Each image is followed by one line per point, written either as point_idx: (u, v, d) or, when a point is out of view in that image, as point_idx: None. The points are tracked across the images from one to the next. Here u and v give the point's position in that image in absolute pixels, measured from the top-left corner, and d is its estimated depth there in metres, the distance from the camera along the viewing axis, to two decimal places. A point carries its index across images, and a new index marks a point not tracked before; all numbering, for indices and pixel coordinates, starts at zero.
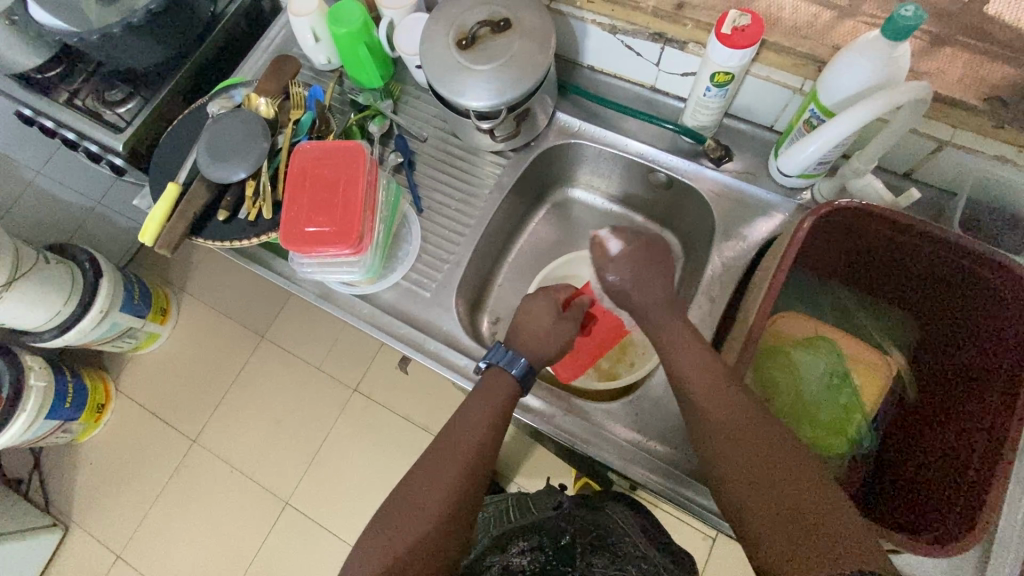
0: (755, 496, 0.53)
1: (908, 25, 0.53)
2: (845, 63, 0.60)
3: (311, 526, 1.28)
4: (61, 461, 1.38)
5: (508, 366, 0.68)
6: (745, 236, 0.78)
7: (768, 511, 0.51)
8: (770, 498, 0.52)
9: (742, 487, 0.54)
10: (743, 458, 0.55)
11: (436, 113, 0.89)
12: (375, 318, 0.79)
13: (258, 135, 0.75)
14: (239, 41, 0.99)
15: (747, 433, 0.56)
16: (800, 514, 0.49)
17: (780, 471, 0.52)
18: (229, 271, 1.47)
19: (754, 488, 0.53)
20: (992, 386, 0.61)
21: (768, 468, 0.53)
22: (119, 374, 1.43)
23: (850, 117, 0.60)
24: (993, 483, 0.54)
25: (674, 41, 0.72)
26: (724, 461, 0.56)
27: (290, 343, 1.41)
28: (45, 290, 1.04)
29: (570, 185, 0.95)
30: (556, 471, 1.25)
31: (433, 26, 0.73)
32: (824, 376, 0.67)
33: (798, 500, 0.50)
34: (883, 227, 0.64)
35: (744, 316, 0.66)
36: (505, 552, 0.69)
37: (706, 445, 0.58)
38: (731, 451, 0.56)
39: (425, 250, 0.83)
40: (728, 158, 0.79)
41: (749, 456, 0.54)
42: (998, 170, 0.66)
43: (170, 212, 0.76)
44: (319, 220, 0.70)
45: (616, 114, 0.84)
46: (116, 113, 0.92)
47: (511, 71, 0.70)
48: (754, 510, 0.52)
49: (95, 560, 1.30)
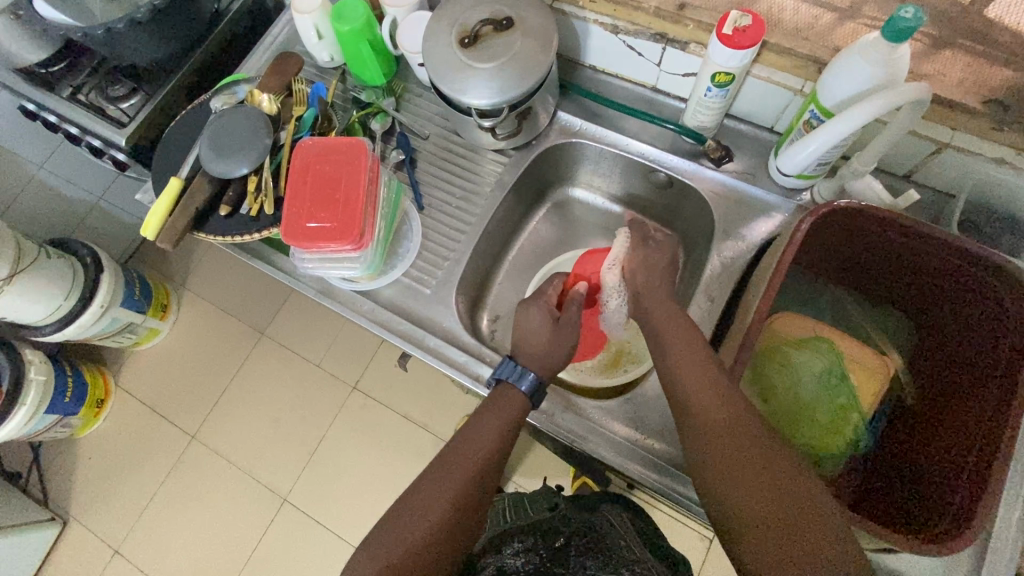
0: (741, 493, 0.52)
1: (907, 26, 0.53)
2: (845, 64, 0.60)
3: (309, 524, 1.28)
4: (59, 456, 1.38)
5: (517, 382, 0.68)
6: (744, 236, 0.78)
7: (753, 510, 0.51)
8: (754, 496, 0.51)
9: (728, 485, 0.54)
10: (727, 454, 0.55)
11: (437, 111, 0.89)
12: (375, 314, 0.79)
13: (261, 130, 0.75)
14: (243, 38, 1.00)
15: (734, 428, 0.56)
16: (790, 515, 0.49)
17: (763, 469, 0.52)
18: (230, 267, 1.48)
19: (739, 486, 0.53)
20: (988, 389, 0.61)
21: (755, 466, 0.53)
22: (119, 369, 1.43)
23: (849, 118, 0.60)
24: (988, 483, 0.54)
25: (675, 42, 0.73)
26: (709, 456, 0.56)
27: (290, 340, 1.41)
28: (46, 284, 1.05)
29: (570, 185, 0.96)
30: (554, 470, 1.25)
31: (436, 24, 0.74)
32: (821, 375, 0.68)
33: (781, 496, 0.50)
34: (882, 227, 0.65)
35: (742, 315, 0.67)
36: (500, 552, 0.69)
37: (692, 442, 0.58)
38: (716, 448, 0.56)
39: (426, 247, 0.83)
40: (729, 158, 0.80)
41: (733, 452, 0.54)
42: (997, 172, 0.66)
43: (172, 206, 0.76)
44: (320, 216, 0.70)
45: (617, 113, 0.85)
46: (120, 107, 0.93)
47: (512, 70, 0.70)
48: (740, 507, 0.52)
49: (92, 554, 1.30)
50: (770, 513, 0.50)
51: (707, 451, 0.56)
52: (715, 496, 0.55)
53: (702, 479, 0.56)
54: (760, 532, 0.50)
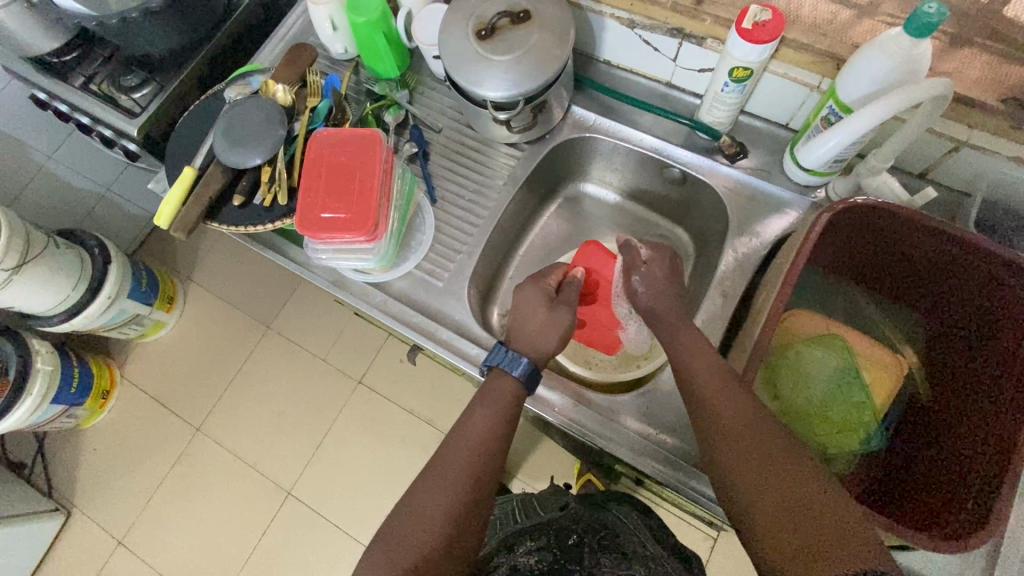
0: (761, 489, 0.52)
1: (931, 21, 0.53)
2: (865, 60, 0.60)
3: (313, 517, 1.28)
4: (63, 448, 1.38)
5: (510, 370, 0.67)
6: (758, 232, 0.78)
7: (770, 504, 0.51)
8: (778, 503, 0.50)
9: (745, 479, 0.53)
10: (749, 457, 0.54)
11: (450, 105, 0.89)
12: (387, 307, 0.79)
13: (276, 121, 0.75)
14: (256, 30, 1.00)
15: (756, 431, 0.55)
16: (808, 509, 0.49)
17: (789, 475, 0.51)
18: (237, 260, 1.48)
19: (763, 490, 0.52)
20: (1005, 386, 0.61)
21: (776, 471, 0.52)
22: (125, 361, 1.43)
23: (868, 113, 0.60)
24: (1005, 481, 0.54)
25: (692, 36, 0.72)
26: (730, 459, 0.55)
27: (296, 334, 1.41)
28: (54, 273, 1.05)
29: (582, 180, 0.96)
30: (558, 468, 1.25)
31: (452, 16, 0.74)
32: (834, 372, 0.68)
33: (808, 504, 0.49)
34: (898, 225, 0.64)
35: (755, 312, 0.67)
36: (512, 552, 0.69)
37: (712, 445, 0.57)
38: (737, 446, 0.55)
39: (438, 240, 0.83)
40: (743, 155, 0.80)
41: (758, 457, 0.53)
42: (1012, 171, 0.66)
43: (186, 195, 0.76)
44: (334, 206, 0.70)
45: (631, 108, 0.85)
46: (132, 98, 0.92)
47: (528, 62, 0.70)
48: (765, 512, 0.51)
49: (95, 546, 1.30)
50: (795, 517, 0.49)
51: (726, 453, 0.56)
52: (734, 494, 0.54)
53: (723, 478, 0.56)
54: (778, 524, 0.49)
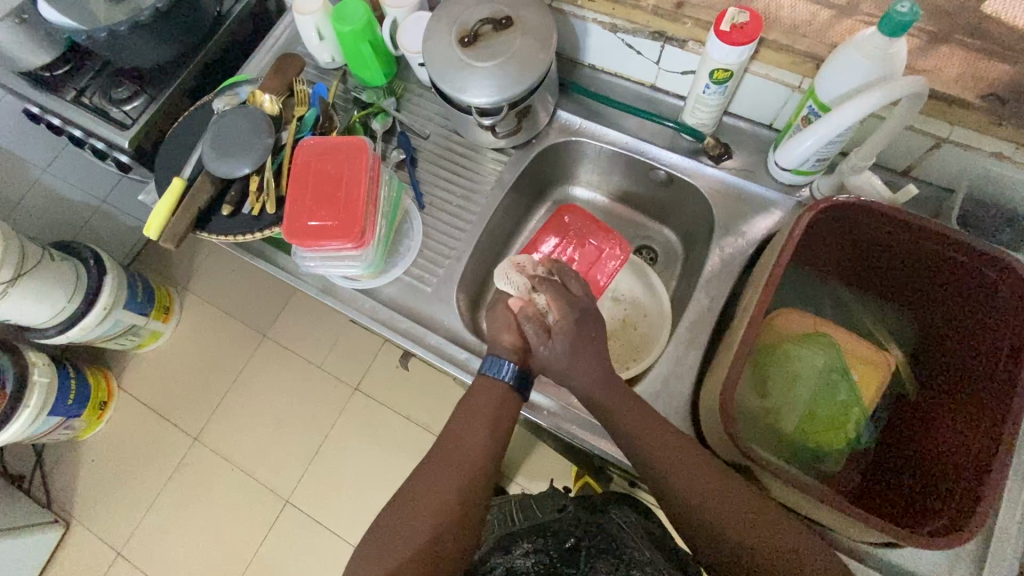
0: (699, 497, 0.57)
1: (904, 20, 0.54)
2: (841, 61, 0.61)
3: (310, 524, 1.28)
4: (61, 460, 1.38)
5: (499, 376, 0.66)
6: (744, 233, 0.78)
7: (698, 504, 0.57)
8: (753, 557, 0.54)
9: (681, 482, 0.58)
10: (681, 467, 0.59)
11: (437, 111, 0.90)
12: (376, 312, 0.80)
13: (262, 129, 0.76)
14: (245, 41, 1.01)
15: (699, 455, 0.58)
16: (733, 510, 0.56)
17: (763, 521, 0.54)
18: (232, 270, 1.48)
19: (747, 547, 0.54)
20: (992, 382, 0.61)
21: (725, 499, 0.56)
22: (121, 372, 1.44)
23: (846, 113, 0.60)
24: (989, 479, 0.54)
25: (674, 40, 0.73)
26: (683, 495, 0.58)
27: (293, 343, 1.42)
28: (50, 286, 1.05)
29: (570, 183, 0.96)
30: (556, 472, 1.25)
31: (435, 23, 0.74)
32: (822, 371, 0.68)
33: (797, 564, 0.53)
34: (881, 222, 0.65)
35: (742, 312, 0.66)
36: (509, 553, 0.69)
37: (654, 468, 0.60)
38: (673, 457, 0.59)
39: (427, 246, 0.84)
40: (728, 155, 0.80)
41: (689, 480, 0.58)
42: (995, 166, 0.67)
43: (175, 206, 0.77)
44: (321, 215, 0.71)
45: (617, 112, 0.85)
46: (123, 110, 0.93)
47: (511, 68, 0.70)
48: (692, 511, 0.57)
49: (95, 556, 1.30)
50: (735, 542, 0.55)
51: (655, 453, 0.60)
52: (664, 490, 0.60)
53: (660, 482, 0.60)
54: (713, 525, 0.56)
